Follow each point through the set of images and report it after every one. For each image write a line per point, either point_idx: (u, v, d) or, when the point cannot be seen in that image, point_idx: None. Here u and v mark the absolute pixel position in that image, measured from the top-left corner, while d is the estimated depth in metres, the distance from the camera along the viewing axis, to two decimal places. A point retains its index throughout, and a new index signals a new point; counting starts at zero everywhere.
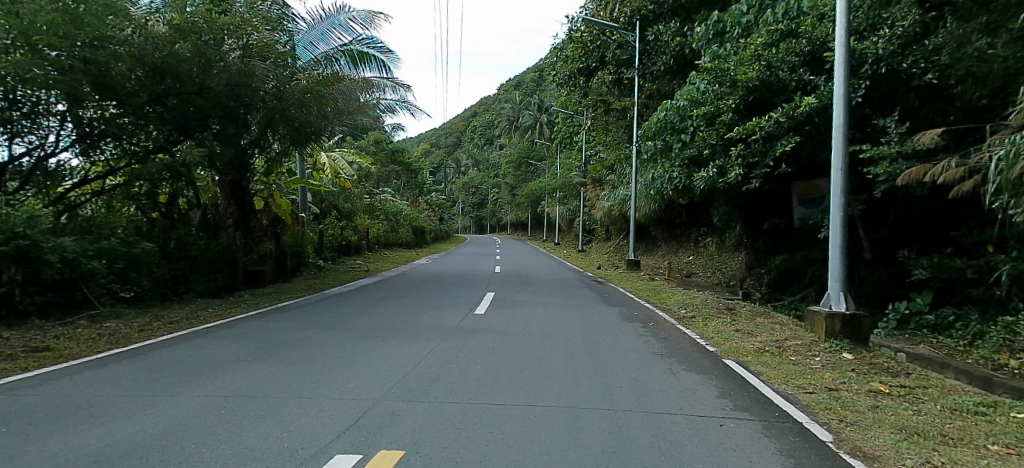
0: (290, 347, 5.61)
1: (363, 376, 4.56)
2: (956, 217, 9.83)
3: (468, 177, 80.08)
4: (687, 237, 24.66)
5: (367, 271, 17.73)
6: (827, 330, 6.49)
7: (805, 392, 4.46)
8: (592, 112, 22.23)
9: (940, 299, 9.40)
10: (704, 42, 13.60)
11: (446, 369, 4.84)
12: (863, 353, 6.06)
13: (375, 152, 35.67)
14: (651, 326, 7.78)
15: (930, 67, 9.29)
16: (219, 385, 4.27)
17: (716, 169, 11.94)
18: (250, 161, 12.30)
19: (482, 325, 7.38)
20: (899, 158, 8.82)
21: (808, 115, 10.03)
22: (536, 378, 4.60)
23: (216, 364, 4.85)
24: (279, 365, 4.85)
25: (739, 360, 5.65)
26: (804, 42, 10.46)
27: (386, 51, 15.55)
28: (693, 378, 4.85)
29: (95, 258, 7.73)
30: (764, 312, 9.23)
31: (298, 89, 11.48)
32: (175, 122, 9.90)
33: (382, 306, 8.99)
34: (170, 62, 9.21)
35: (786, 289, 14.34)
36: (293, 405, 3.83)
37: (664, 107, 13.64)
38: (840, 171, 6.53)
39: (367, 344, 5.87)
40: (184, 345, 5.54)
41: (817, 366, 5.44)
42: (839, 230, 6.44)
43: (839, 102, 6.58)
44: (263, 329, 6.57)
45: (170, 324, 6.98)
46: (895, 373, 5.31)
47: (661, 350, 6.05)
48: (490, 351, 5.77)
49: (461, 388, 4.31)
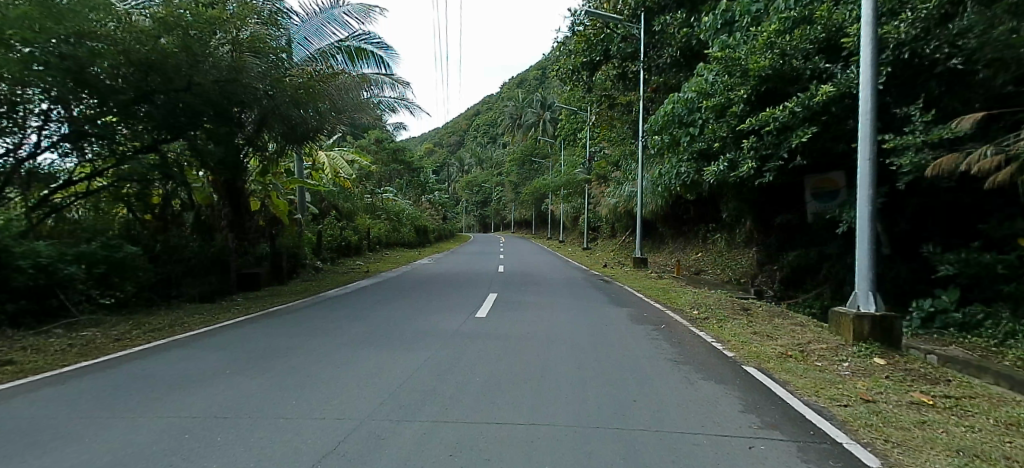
0: (277, 357, 5.24)
1: (350, 391, 4.18)
2: (981, 210, 9.35)
3: (472, 175, 79.73)
4: (696, 234, 24.19)
5: (367, 272, 17.35)
6: (855, 333, 6.02)
7: (840, 405, 4.01)
8: (597, 108, 21.77)
9: (968, 295, 8.88)
10: (712, 32, 13.10)
11: (442, 382, 4.46)
12: (895, 357, 5.57)
13: (376, 151, 35.21)
14: (663, 329, 7.34)
15: (954, 51, 8.79)
16: (191, 403, 3.88)
17: (727, 163, 11.43)
18: (242, 160, 11.92)
19: (483, 330, 6.98)
20: (925, 147, 8.31)
21: (825, 104, 9.52)
22: (540, 391, 4.19)
23: (193, 378, 4.48)
24: (261, 380, 4.47)
25: (760, 367, 5.20)
26: (820, 29, 9.92)
27: (384, 46, 15.18)
28: (714, 389, 4.40)
29: (73, 263, 7.47)
30: (781, 313, 8.75)
31: (291, 86, 10.99)
32: (163, 121, 9.41)
33: (380, 310, 8.59)
34: (156, 57, 8.71)
35: (799, 286, 13.99)
36: (270, 426, 3.45)
37: (672, 99, 13.06)
38: (868, 161, 6.09)
39: (360, 353, 5.50)
40: (161, 357, 5.17)
41: (847, 373, 4.98)
42: (868, 225, 6.01)
43: (866, 88, 6.15)
44: (250, 337, 6.20)
45: (151, 333, 6.58)
46: (935, 381, 4.84)
47: (677, 356, 5.61)
48: (491, 358, 5.37)
49: (457, 404, 3.90)
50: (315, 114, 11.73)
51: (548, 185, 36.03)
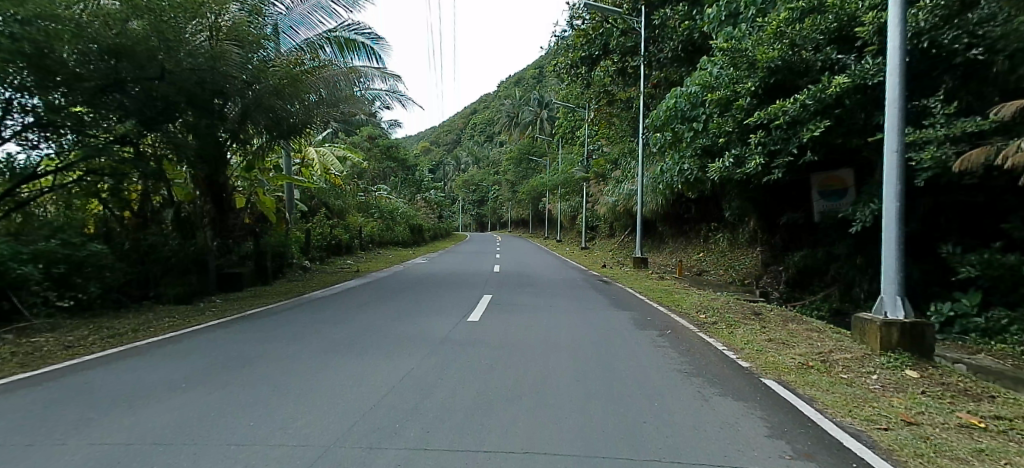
0: (243, 369, 4.72)
1: (319, 410, 3.66)
2: (1002, 210, 8.94)
3: (469, 174, 79.00)
4: (697, 233, 23.72)
5: (358, 272, 16.81)
6: (883, 343, 5.50)
7: (879, 429, 3.49)
8: (595, 104, 20.93)
9: (989, 299, 8.40)
10: (716, 24, 12.56)
11: (424, 398, 3.94)
12: (929, 368, 5.06)
13: (369, 148, 34.35)
14: (669, 335, 6.86)
15: (975, 41, 8.23)
16: (127, 428, 3.31)
17: (733, 159, 10.98)
18: (224, 153, 11.33)
19: (474, 336, 6.51)
20: (947, 141, 7.80)
21: (839, 96, 8.98)
22: (534, 411, 3.67)
23: (138, 395, 3.92)
24: (220, 394, 3.97)
25: (781, 380, 4.68)
26: (831, 18, 9.39)
27: (375, 37, 14.64)
28: (732, 408, 3.89)
29: (30, 262, 7.00)
30: (794, 318, 8.26)
31: (274, 76, 10.62)
32: (134, 112, 8.68)
33: (366, 313, 8.11)
34: (126, 43, 8.15)
35: (806, 287, 13.59)
36: (216, 454, 2.90)
37: (673, 94, 12.54)
38: (895, 153, 5.59)
39: (335, 362, 5.00)
40: (112, 368, 4.65)
41: (878, 388, 4.47)
42: (895, 225, 5.51)
43: (895, 72, 5.64)
44: (218, 343, 5.71)
45: (107, 339, 6.00)
46: (978, 397, 4.32)
47: (686, 367, 5.13)
48: (480, 369, 4.87)
49: (440, 426, 3.37)
50: (299, 105, 11.43)
51: (544, 183, 35.47)
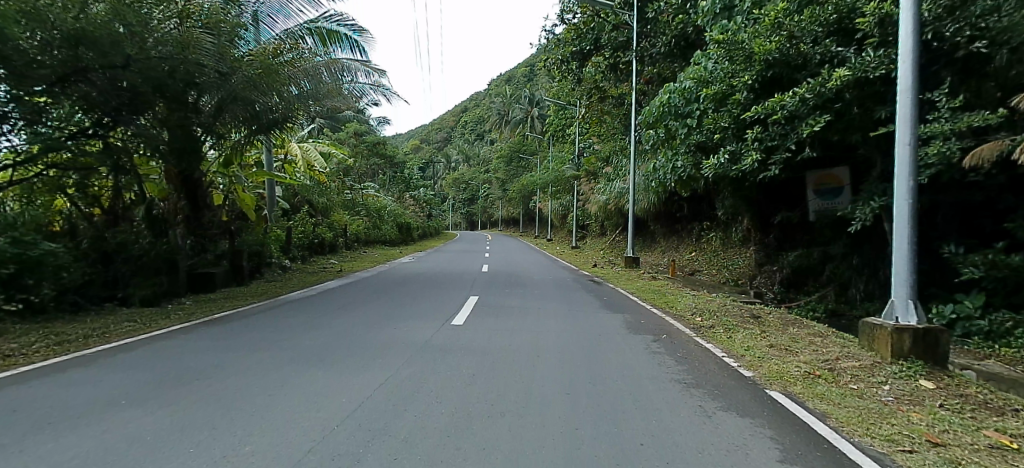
0: (198, 383, 4.27)
1: (277, 432, 3.24)
2: (1002, 209, 8.75)
3: (459, 172, 78.37)
4: (689, 232, 23.46)
5: (342, 272, 16.29)
6: (894, 350, 5.17)
7: (903, 451, 3.13)
8: (587, 100, 20.48)
9: (992, 300, 8.15)
10: (711, 17, 12.22)
11: (396, 417, 3.54)
12: (945, 378, 4.72)
13: (355, 145, 33.29)
14: (664, 340, 6.51)
15: (978, 34, 7.88)
16: (46, 455, 2.86)
17: (728, 155, 10.67)
18: (199, 148, 10.74)
19: (457, 342, 6.13)
20: (952, 136, 7.49)
21: (839, 90, 8.60)
22: (518, 432, 3.29)
23: (67, 415, 3.45)
24: (165, 414, 3.53)
25: (787, 392, 4.32)
26: (830, 9, 9.02)
27: (358, 30, 14.24)
28: (738, 426, 3.50)
29: None
30: (793, 320, 7.95)
31: (249, 67, 10.04)
32: (97, 100, 8.14)
33: (345, 317, 7.69)
34: (87, 28, 7.35)
35: (800, 288, 13.35)
36: None
37: (667, 89, 12.12)
38: (908, 147, 5.24)
39: (303, 375, 4.57)
40: (52, 382, 4.19)
41: (893, 401, 4.12)
42: (908, 224, 5.16)
43: (907, 59, 5.29)
44: (176, 352, 5.26)
45: (54, 346, 5.48)
46: (1001, 411, 3.98)
47: (685, 377, 4.78)
48: (461, 382, 4.49)
49: (414, 450, 2.99)
50: (278, 97, 10.76)
51: (536, 182, 35.06)
